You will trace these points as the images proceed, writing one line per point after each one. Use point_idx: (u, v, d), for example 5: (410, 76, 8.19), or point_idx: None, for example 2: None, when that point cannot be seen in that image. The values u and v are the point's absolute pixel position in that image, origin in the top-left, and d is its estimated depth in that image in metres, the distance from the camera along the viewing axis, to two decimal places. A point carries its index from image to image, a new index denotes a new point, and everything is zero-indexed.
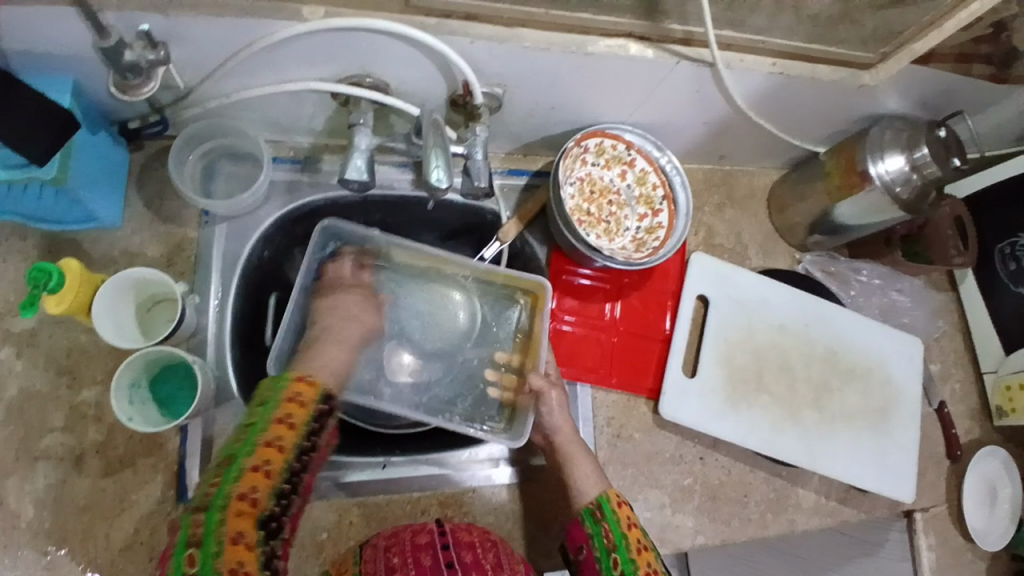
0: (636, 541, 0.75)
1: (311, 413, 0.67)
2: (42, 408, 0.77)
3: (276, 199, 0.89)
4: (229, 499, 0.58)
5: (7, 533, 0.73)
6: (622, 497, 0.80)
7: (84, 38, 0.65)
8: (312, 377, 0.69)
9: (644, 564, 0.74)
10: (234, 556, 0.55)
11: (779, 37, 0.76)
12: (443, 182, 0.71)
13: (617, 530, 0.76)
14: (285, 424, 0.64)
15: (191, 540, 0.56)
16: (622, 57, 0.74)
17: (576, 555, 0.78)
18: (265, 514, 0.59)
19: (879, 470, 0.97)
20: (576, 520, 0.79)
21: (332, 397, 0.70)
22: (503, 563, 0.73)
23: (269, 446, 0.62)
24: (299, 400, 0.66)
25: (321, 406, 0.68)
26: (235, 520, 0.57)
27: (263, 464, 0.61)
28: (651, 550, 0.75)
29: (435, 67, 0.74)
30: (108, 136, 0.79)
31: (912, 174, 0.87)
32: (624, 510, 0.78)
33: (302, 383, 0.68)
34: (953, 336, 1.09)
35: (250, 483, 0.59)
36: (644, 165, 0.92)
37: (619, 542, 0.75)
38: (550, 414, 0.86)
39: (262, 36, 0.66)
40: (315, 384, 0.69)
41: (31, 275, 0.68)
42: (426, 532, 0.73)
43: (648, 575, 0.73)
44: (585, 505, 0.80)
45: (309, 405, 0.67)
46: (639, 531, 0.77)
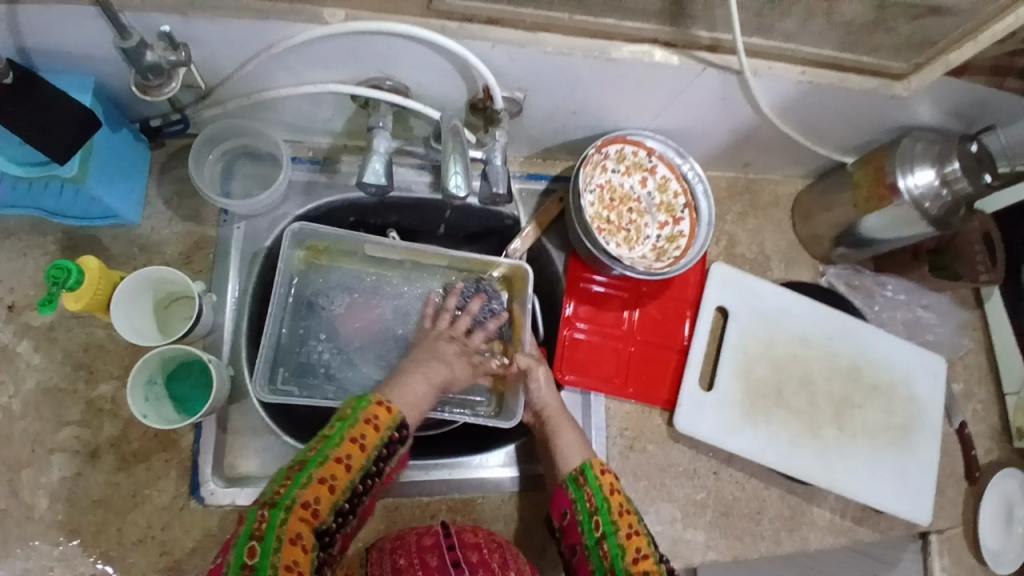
0: (619, 504, 0.75)
1: (384, 439, 0.67)
2: (59, 401, 0.77)
3: (294, 199, 0.89)
4: (294, 503, 0.59)
5: (21, 525, 0.74)
6: (606, 466, 0.79)
7: (108, 37, 0.65)
8: (391, 403, 0.69)
9: (624, 526, 0.73)
10: (291, 555, 0.56)
11: (808, 45, 0.74)
12: (462, 189, 0.69)
13: (599, 495, 0.76)
14: (358, 445, 0.65)
15: (253, 534, 0.57)
16: (645, 64, 0.73)
17: (560, 521, 0.78)
18: (323, 527, 0.61)
19: (899, 489, 0.95)
20: (560, 487, 0.79)
21: (406, 425, 0.70)
22: (509, 563, 0.72)
23: (338, 463, 0.63)
24: (375, 423, 0.67)
25: (396, 432, 0.68)
26: (296, 523, 0.58)
27: (329, 478, 0.62)
28: (633, 514, 0.75)
29: (456, 71, 0.73)
30: (130, 133, 0.79)
31: (943, 189, 0.84)
32: (607, 478, 0.77)
33: (382, 408, 0.68)
34: (977, 354, 1.06)
35: (315, 493, 0.61)
36: (665, 172, 0.90)
37: (601, 506, 0.75)
38: (536, 391, 0.86)
39: (284, 39, 0.66)
40: (393, 411, 0.69)
41: (51, 273, 0.68)
42: (431, 534, 0.72)
43: (628, 537, 0.72)
44: (569, 470, 0.79)
45: (383, 430, 0.67)
46: (621, 497, 0.76)
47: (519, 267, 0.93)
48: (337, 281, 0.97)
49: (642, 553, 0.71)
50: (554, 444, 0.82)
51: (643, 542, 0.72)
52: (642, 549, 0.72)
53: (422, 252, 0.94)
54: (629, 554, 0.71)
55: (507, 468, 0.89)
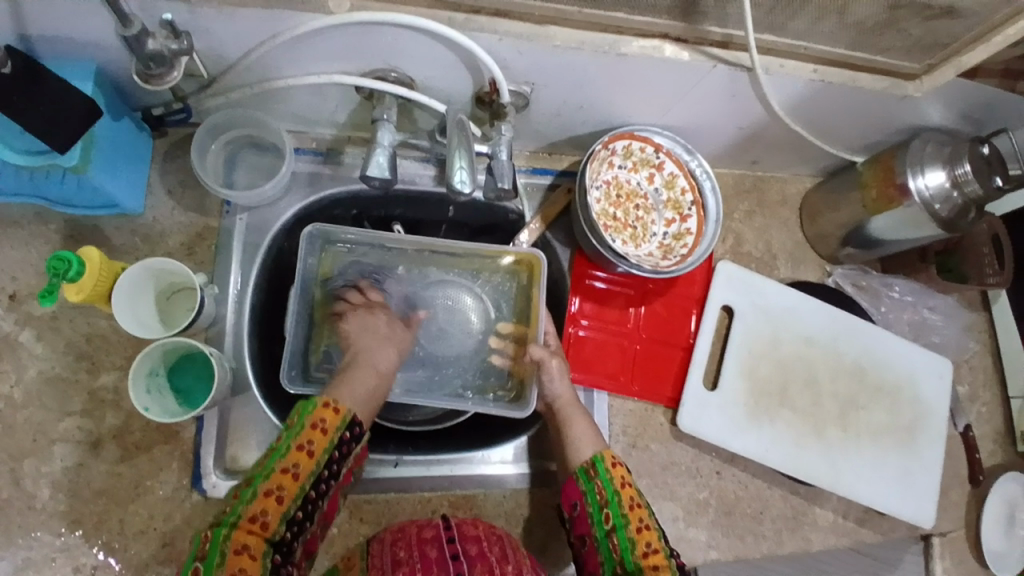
0: (630, 498, 0.74)
1: (333, 442, 0.66)
2: (61, 392, 0.77)
3: (297, 190, 0.88)
4: (240, 518, 0.60)
5: (24, 515, 0.74)
6: (618, 458, 0.78)
7: (109, 26, 0.64)
8: (338, 404, 0.68)
9: (636, 520, 0.72)
10: (235, 568, 0.57)
11: (821, 43, 0.72)
12: (466, 185, 0.68)
13: (610, 488, 0.75)
14: (304, 451, 0.64)
15: (198, 555, 0.58)
16: (654, 59, 0.71)
17: (569, 512, 0.77)
18: (275, 537, 0.61)
19: (903, 492, 0.95)
20: (571, 477, 0.78)
21: (356, 423, 0.69)
22: (509, 556, 0.71)
23: (286, 472, 0.63)
24: (322, 427, 0.66)
25: (346, 433, 0.68)
26: (241, 536, 0.59)
27: (277, 488, 0.62)
28: (644, 507, 0.74)
29: (463, 64, 0.72)
30: (132, 124, 0.78)
31: (952, 191, 0.83)
32: (619, 470, 0.76)
33: (329, 409, 0.67)
34: (983, 357, 1.05)
35: (262, 506, 0.61)
36: (673, 168, 0.89)
37: (612, 499, 0.74)
38: (551, 382, 0.85)
39: (288, 29, 0.65)
40: (341, 411, 0.68)
41: (51, 264, 0.67)
42: (431, 527, 0.71)
43: (639, 531, 0.72)
44: (584, 459, 0.78)
45: (331, 432, 0.66)
46: (633, 491, 0.75)
47: (529, 254, 0.92)
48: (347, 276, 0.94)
49: (652, 547, 0.71)
50: (567, 434, 0.81)
51: (654, 537, 0.72)
52: (652, 544, 0.71)
53: (428, 241, 0.93)
54: (639, 548, 0.71)
55: (511, 464, 0.89)
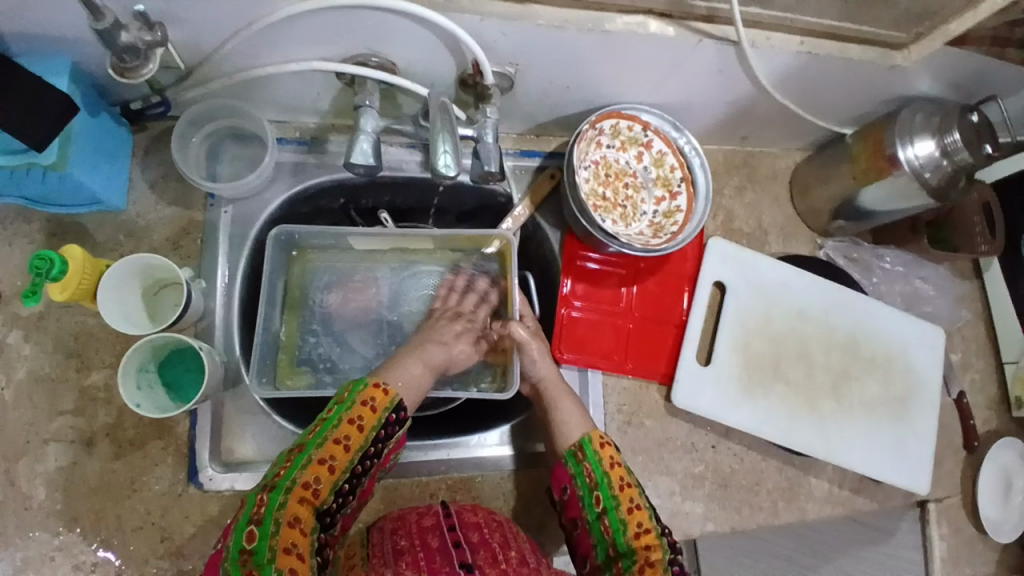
0: (619, 479, 0.75)
1: (382, 420, 0.67)
2: (52, 391, 0.77)
3: (283, 180, 0.87)
4: (294, 484, 0.61)
5: (21, 514, 0.74)
6: (606, 438, 0.78)
7: (81, 19, 0.63)
8: (388, 385, 0.68)
9: (626, 501, 0.73)
10: (288, 538, 0.58)
11: (808, 14, 0.72)
12: (451, 168, 0.67)
13: (599, 470, 0.75)
14: (355, 425, 0.65)
15: (252, 518, 0.59)
16: (640, 36, 0.70)
17: (560, 495, 0.77)
18: (322, 507, 0.63)
19: (896, 461, 0.96)
20: (560, 463, 0.78)
21: (402, 407, 0.69)
22: (511, 542, 0.71)
23: (337, 443, 0.64)
24: (372, 406, 0.66)
25: (393, 415, 0.67)
26: (295, 506, 0.60)
27: (328, 458, 0.63)
28: (634, 487, 0.75)
29: (444, 46, 0.71)
30: (111, 117, 0.77)
31: (943, 160, 0.82)
32: (608, 452, 0.77)
33: (378, 390, 0.67)
34: (976, 325, 1.05)
35: (314, 474, 0.62)
36: (661, 146, 0.88)
37: (602, 481, 0.74)
38: (531, 364, 0.85)
39: (265, 15, 0.64)
40: (390, 392, 0.68)
41: (33, 264, 0.66)
42: (431, 515, 0.72)
43: (630, 511, 0.73)
44: (572, 444, 0.78)
45: (380, 411, 0.67)
46: (622, 470, 0.76)
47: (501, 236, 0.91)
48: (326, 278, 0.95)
49: (643, 527, 0.72)
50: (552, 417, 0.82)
51: (645, 516, 0.72)
52: (643, 523, 0.72)
53: (405, 238, 0.94)
54: (630, 529, 0.72)
55: (507, 446, 0.89)
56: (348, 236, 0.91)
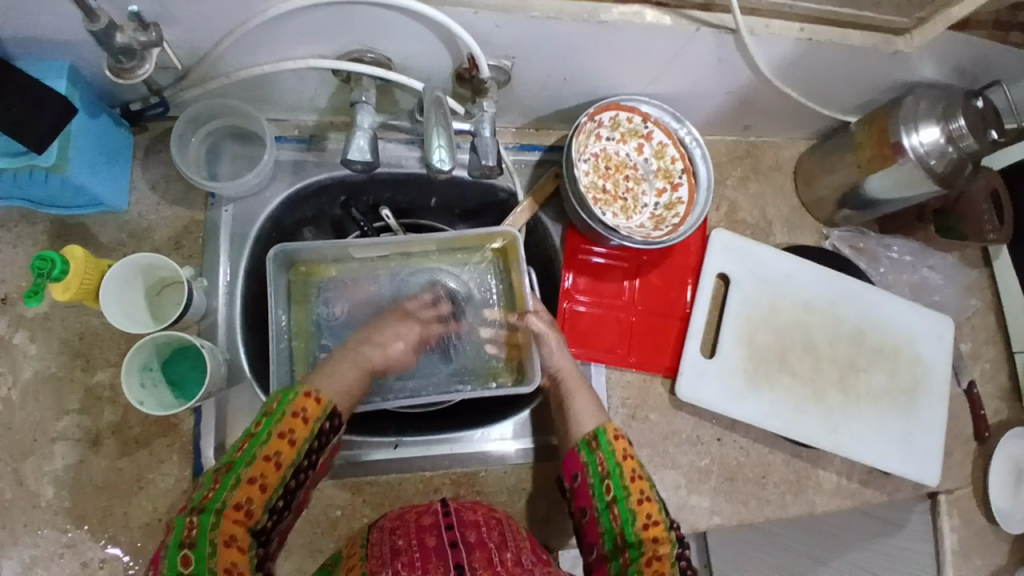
0: (631, 470, 0.74)
1: (314, 431, 0.66)
2: (58, 391, 0.78)
3: (282, 179, 0.87)
4: (225, 507, 0.58)
5: (30, 512, 0.75)
6: (620, 431, 0.77)
7: (75, 21, 0.63)
8: (320, 393, 0.67)
9: (637, 492, 0.73)
10: (228, 558, 0.56)
11: (806, 1, 0.71)
12: (446, 163, 0.67)
13: (612, 460, 0.74)
14: (287, 439, 0.64)
15: (184, 542, 0.56)
16: (636, 25, 0.70)
17: (570, 483, 0.76)
18: (257, 526, 0.61)
19: (905, 452, 0.95)
20: (572, 450, 0.77)
21: (337, 415, 0.69)
22: (508, 541, 0.72)
23: (268, 460, 0.62)
24: (304, 416, 0.65)
25: (326, 424, 0.67)
26: (229, 527, 0.58)
27: (259, 477, 0.61)
28: (645, 480, 0.74)
29: (438, 40, 0.71)
30: (110, 119, 0.77)
31: (949, 147, 0.81)
32: (621, 442, 0.76)
33: (310, 399, 0.66)
34: (986, 314, 1.04)
35: (246, 494, 0.60)
36: (662, 137, 0.87)
37: (614, 471, 0.74)
38: (550, 354, 0.85)
39: (257, 13, 0.64)
40: (323, 401, 0.67)
41: (35, 264, 0.66)
42: (430, 514, 0.72)
43: (640, 502, 0.72)
44: (587, 432, 0.77)
45: (313, 422, 0.66)
46: (634, 462, 0.75)
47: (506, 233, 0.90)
48: (328, 293, 0.95)
49: (652, 519, 0.71)
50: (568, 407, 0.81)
51: (654, 508, 0.72)
52: (652, 515, 0.72)
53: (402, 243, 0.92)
54: (640, 520, 0.71)
55: (511, 440, 0.89)
56: (348, 245, 0.91)
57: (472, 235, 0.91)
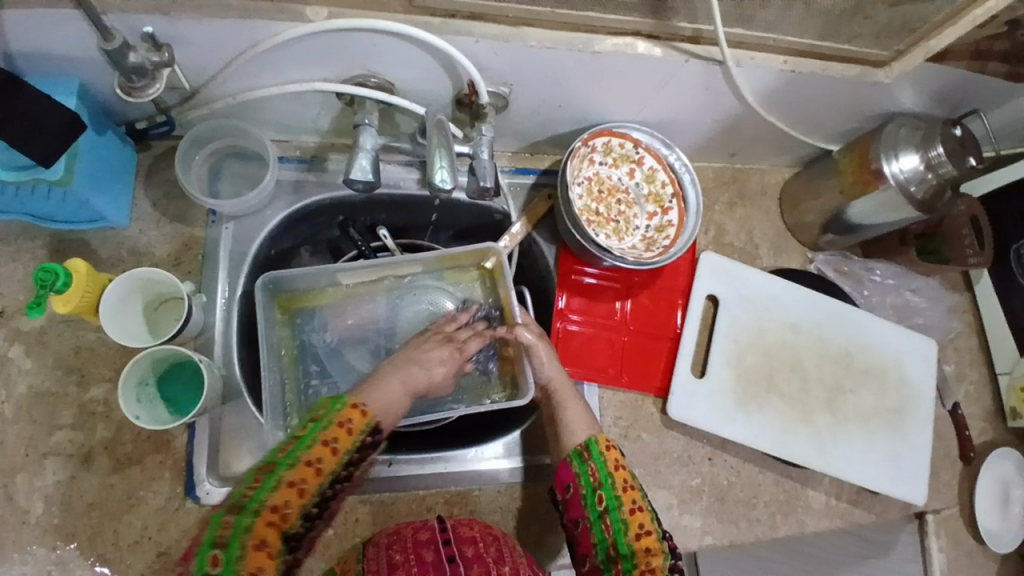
0: (623, 480, 0.73)
1: (356, 443, 0.64)
2: (51, 406, 0.77)
3: (283, 198, 0.89)
4: (262, 508, 0.56)
5: (18, 529, 0.74)
6: (611, 441, 0.77)
7: (88, 40, 0.65)
8: (367, 406, 0.66)
9: (629, 502, 0.71)
10: (256, 563, 0.54)
11: (790, 35, 0.74)
12: (447, 183, 0.69)
13: (604, 470, 0.74)
14: (330, 447, 0.62)
15: (217, 542, 0.54)
16: (628, 55, 0.73)
17: (562, 495, 0.76)
18: (290, 533, 0.58)
19: (891, 473, 0.96)
20: (564, 461, 0.77)
21: (379, 429, 0.67)
22: (506, 556, 0.72)
23: (309, 466, 0.60)
24: (348, 426, 0.64)
25: (370, 438, 0.65)
26: (262, 530, 0.55)
27: (300, 481, 0.59)
28: (637, 490, 0.73)
29: (439, 66, 0.74)
30: (115, 137, 0.79)
31: (927, 173, 0.85)
32: (612, 453, 0.75)
33: (356, 410, 0.65)
34: (968, 337, 1.07)
35: (284, 497, 0.57)
36: (653, 163, 0.90)
37: (606, 481, 0.73)
38: (540, 366, 0.85)
39: (267, 38, 0.67)
40: (369, 414, 0.66)
41: (39, 276, 0.67)
42: (427, 529, 0.72)
43: (632, 512, 0.71)
44: (581, 442, 0.77)
45: (357, 433, 0.64)
46: (626, 473, 0.74)
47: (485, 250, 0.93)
48: (318, 321, 0.95)
49: (645, 529, 0.70)
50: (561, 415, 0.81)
51: (646, 518, 0.71)
52: (645, 526, 0.70)
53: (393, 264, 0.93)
54: (632, 530, 0.70)
55: (503, 459, 0.90)
56: (332, 270, 0.91)
57: (463, 252, 0.93)
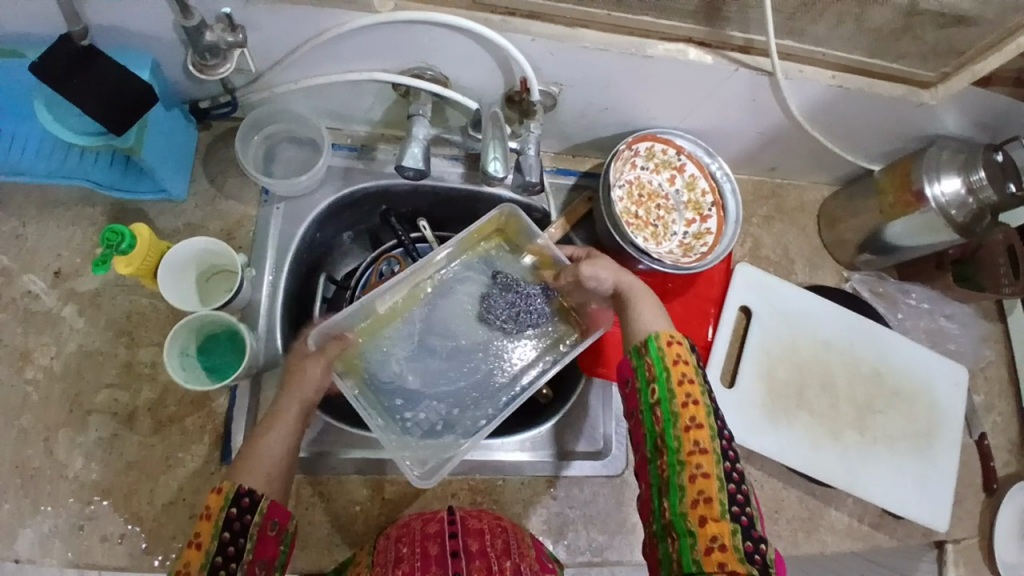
0: (681, 375, 0.63)
1: (220, 525, 0.57)
2: (99, 365, 0.80)
3: (332, 183, 0.91)
4: None
5: (57, 482, 0.76)
6: (675, 335, 0.66)
7: (167, 18, 0.69)
8: (222, 482, 0.59)
9: (682, 398, 0.63)
10: None
11: (839, 50, 0.76)
12: (499, 173, 0.71)
13: (660, 364, 0.64)
14: (194, 548, 0.56)
15: None
16: (679, 61, 0.75)
17: (622, 388, 0.68)
18: None
19: (919, 499, 0.95)
20: (626, 355, 0.69)
21: (249, 494, 0.59)
22: (512, 551, 0.71)
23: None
24: (207, 514, 0.57)
25: (233, 509, 0.58)
26: None
27: None
28: (698, 386, 0.63)
29: (495, 64, 0.76)
30: (180, 114, 0.83)
31: (968, 198, 0.85)
32: (673, 348, 0.65)
33: (213, 493, 0.58)
34: (1000, 367, 1.06)
35: None
36: (694, 170, 0.91)
37: (661, 375, 0.64)
38: (599, 283, 0.77)
39: (334, 27, 0.70)
40: (224, 488, 0.58)
41: (106, 235, 0.70)
42: (436, 521, 0.72)
43: (685, 407, 0.62)
44: (644, 334, 0.67)
45: (217, 515, 0.57)
46: (688, 368, 0.64)
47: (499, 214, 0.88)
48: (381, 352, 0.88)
49: (697, 424, 0.62)
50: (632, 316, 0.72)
51: (703, 418, 0.62)
52: (698, 422, 0.62)
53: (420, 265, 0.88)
54: (683, 423, 0.62)
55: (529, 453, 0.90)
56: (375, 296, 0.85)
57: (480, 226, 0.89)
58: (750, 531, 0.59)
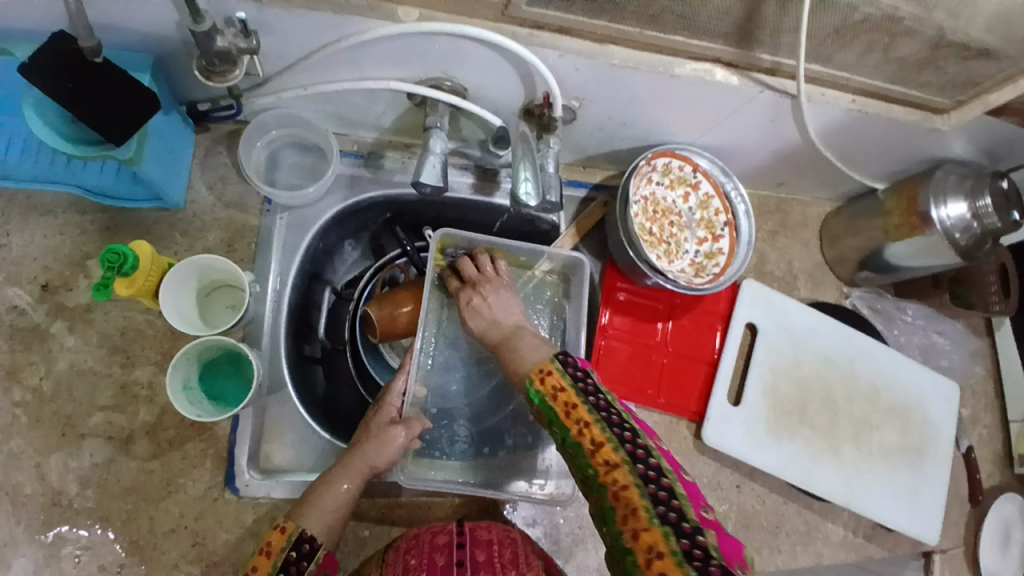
0: (563, 405, 0.61)
1: (276, 563, 0.61)
2: (92, 385, 0.76)
3: (338, 192, 0.88)
4: None
5: (50, 510, 0.72)
6: (545, 366, 0.64)
7: (172, 19, 0.64)
8: (286, 521, 0.64)
9: (575, 425, 0.60)
10: None
11: (863, 76, 0.75)
12: (530, 196, 0.69)
13: (545, 406, 0.62)
14: None
15: None
16: (706, 81, 0.73)
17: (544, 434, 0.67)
18: None
19: (910, 510, 0.98)
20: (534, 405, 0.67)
21: (308, 537, 0.64)
22: (520, 560, 0.69)
23: None
24: (267, 550, 0.62)
25: (292, 553, 0.62)
26: None
27: None
28: (581, 404, 0.60)
29: (517, 77, 0.74)
30: (179, 117, 0.78)
31: (973, 223, 0.87)
32: (549, 382, 0.63)
33: (276, 531, 0.63)
34: (986, 382, 1.09)
35: None
36: (709, 189, 0.91)
37: (550, 417, 0.62)
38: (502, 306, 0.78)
39: (352, 34, 0.66)
40: (288, 528, 0.64)
41: (107, 257, 0.66)
42: (445, 533, 0.71)
43: (579, 432, 0.59)
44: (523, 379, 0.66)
45: (276, 553, 0.62)
46: (567, 393, 0.61)
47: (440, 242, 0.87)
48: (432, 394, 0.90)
49: (597, 442, 0.58)
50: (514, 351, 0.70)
51: (597, 430, 0.58)
52: (596, 437, 0.58)
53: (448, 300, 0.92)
54: (586, 449, 0.58)
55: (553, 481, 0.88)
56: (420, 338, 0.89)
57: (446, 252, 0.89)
58: (682, 524, 0.52)
